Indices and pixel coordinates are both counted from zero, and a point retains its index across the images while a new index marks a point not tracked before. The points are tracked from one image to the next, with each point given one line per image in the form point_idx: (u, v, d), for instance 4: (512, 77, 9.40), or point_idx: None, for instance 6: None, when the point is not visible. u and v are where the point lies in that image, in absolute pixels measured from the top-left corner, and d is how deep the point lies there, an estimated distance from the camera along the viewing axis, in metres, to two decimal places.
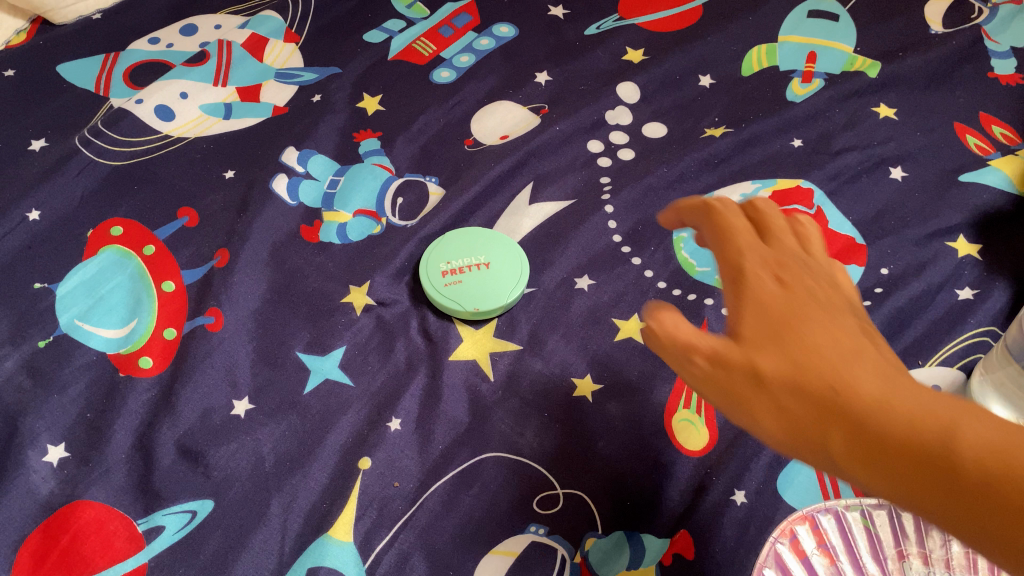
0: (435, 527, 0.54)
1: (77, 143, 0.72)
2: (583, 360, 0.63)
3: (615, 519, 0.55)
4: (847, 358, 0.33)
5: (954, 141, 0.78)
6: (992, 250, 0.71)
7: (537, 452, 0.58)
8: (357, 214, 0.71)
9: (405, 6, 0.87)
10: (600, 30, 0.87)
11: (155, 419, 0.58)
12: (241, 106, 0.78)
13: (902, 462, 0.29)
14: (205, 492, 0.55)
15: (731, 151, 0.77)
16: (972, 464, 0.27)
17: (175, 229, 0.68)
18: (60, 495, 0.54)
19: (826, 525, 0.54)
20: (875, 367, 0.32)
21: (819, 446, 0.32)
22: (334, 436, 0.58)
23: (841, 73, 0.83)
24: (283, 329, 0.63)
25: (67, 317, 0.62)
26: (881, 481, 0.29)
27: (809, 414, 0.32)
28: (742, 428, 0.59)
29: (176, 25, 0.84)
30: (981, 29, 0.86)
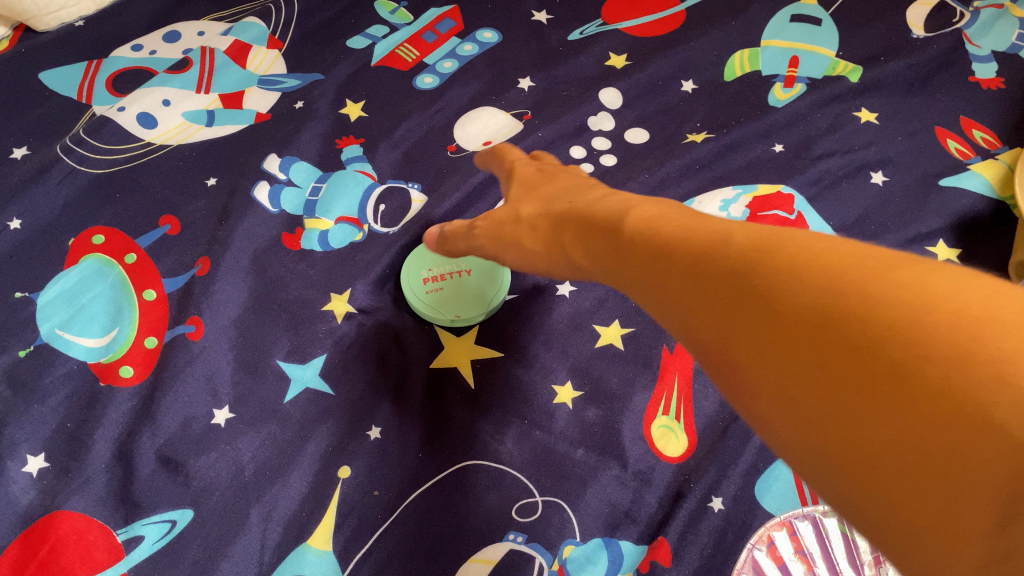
0: (414, 535, 0.55)
1: (59, 151, 0.72)
2: (564, 366, 0.63)
3: (592, 527, 0.56)
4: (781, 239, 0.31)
5: (935, 145, 0.78)
6: (971, 255, 0.72)
7: (516, 459, 0.58)
8: (338, 221, 0.71)
9: (389, 12, 0.87)
10: (584, 35, 0.87)
11: (135, 428, 0.58)
12: (224, 113, 0.78)
13: (759, 300, 0.28)
14: (185, 502, 0.55)
15: (712, 157, 0.78)
16: (818, 293, 0.26)
17: (157, 237, 0.68)
18: (40, 506, 0.55)
19: (803, 531, 0.55)
20: (754, 230, 0.33)
21: (685, 297, 0.33)
22: (314, 444, 0.58)
23: (824, 78, 0.84)
24: (264, 337, 0.63)
25: (48, 326, 0.62)
26: (735, 330, 0.29)
27: (683, 272, 0.33)
28: (721, 433, 0.59)
29: (159, 31, 0.84)
30: (963, 33, 0.87)
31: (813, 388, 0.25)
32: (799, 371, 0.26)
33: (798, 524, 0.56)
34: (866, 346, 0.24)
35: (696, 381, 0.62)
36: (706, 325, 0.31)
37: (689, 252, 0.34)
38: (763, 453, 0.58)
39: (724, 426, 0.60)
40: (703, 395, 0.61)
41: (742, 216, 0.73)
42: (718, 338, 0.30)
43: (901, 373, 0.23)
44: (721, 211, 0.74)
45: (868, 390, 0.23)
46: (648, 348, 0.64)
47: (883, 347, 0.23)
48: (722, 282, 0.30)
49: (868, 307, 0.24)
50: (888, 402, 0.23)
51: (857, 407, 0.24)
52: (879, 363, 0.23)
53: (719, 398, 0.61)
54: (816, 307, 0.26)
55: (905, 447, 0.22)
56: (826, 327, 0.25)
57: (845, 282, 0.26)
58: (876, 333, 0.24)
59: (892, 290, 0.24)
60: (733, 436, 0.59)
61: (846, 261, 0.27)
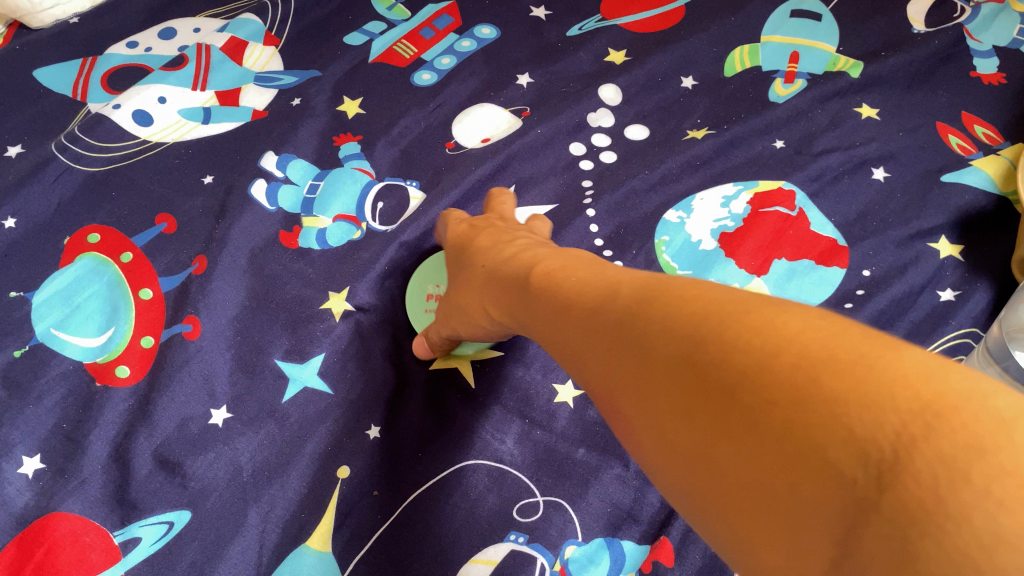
0: (414, 535, 0.54)
1: (54, 149, 0.71)
2: (565, 365, 0.63)
3: (594, 527, 0.55)
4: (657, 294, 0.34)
5: (937, 141, 0.78)
6: (974, 252, 0.71)
7: (517, 459, 0.58)
8: (337, 220, 0.70)
9: (387, 8, 0.87)
10: (583, 31, 0.86)
11: (132, 428, 0.57)
12: (220, 111, 0.77)
13: (640, 361, 0.31)
14: (183, 503, 0.55)
15: (713, 153, 0.77)
16: (679, 346, 0.29)
17: (153, 236, 0.68)
18: (35, 508, 0.54)
19: None
20: (639, 283, 0.36)
21: (584, 355, 0.36)
22: (312, 444, 0.58)
23: (824, 74, 0.83)
24: (261, 337, 0.63)
25: (43, 326, 0.61)
26: (625, 391, 0.32)
27: (580, 330, 0.37)
28: None
29: (154, 28, 0.83)
30: (964, 28, 0.86)
31: (683, 444, 0.28)
32: (672, 428, 0.29)
33: None
34: (723, 405, 0.27)
35: None
36: (602, 380, 0.34)
37: (585, 308, 0.37)
38: None
39: None
40: None
41: (743, 213, 0.73)
42: (610, 393, 0.34)
43: (749, 427, 0.26)
44: (721, 208, 0.73)
45: (726, 445, 0.26)
46: None
47: (734, 403, 0.26)
48: (611, 342, 0.34)
49: (719, 365, 0.27)
50: (743, 456, 0.26)
51: (718, 457, 0.27)
52: (736, 418, 0.26)
53: None
54: (680, 365, 0.29)
55: (763, 496, 0.25)
56: (688, 385, 0.28)
57: (702, 339, 0.29)
58: (727, 392, 0.27)
59: (741, 346, 0.27)
60: None
61: (699, 312, 0.30)
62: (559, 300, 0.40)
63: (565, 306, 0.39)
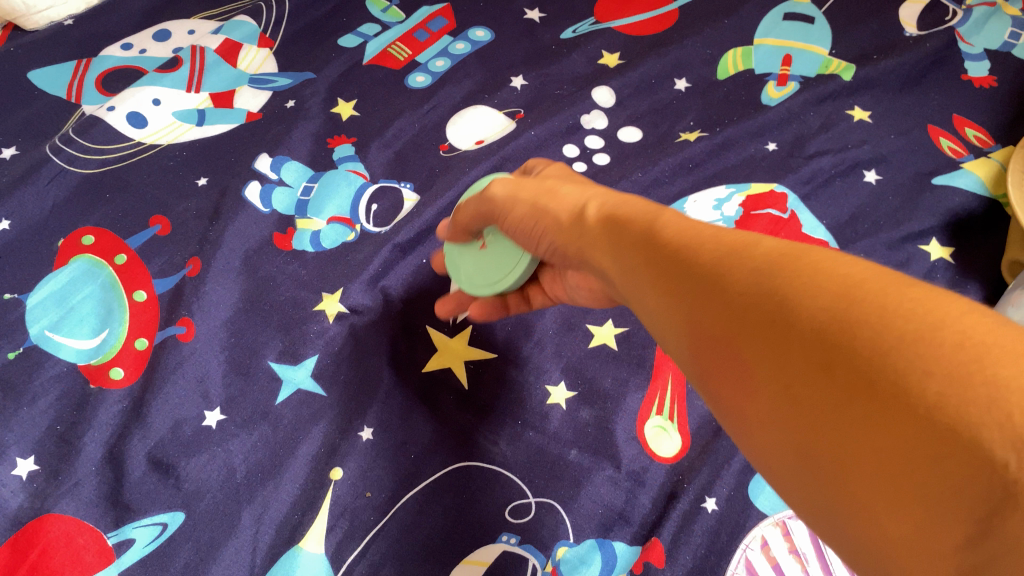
0: (407, 537, 0.55)
1: (48, 151, 0.72)
2: (557, 367, 0.63)
3: (586, 528, 0.56)
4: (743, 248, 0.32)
5: (928, 144, 0.78)
6: (965, 254, 0.72)
7: (509, 460, 0.58)
8: (330, 221, 0.71)
9: (381, 10, 0.87)
10: (576, 34, 0.87)
11: (126, 430, 0.57)
12: (215, 112, 0.77)
13: (735, 318, 0.30)
14: (176, 504, 0.55)
15: (705, 156, 0.77)
16: (779, 307, 0.28)
17: (147, 238, 0.68)
18: (30, 509, 0.54)
19: (796, 531, 0.55)
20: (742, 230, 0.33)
21: (662, 307, 0.34)
22: (306, 446, 0.58)
23: (817, 76, 0.84)
24: (255, 338, 0.63)
25: (37, 328, 0.62)
26: (709, 351, 0.31)
27: (661, 270, 0.35)
28: (714, 434, 0.60)
29: (149, 30, 0.83)
30: (955, 31, 0.87)
31: (792, 410, 0.27)
32: (781, 393, 0.27)
33: (791, 523, 0.55)
34: (844, 379, 0.25)
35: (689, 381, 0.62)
36: (687, 332, 0.33)
37: (672, 249, 0.35)
38: None
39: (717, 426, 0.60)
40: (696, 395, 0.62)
41: (735, 216, 0.73)
42: (698, 347, 0.32)
43: (876, 407, 0.24)
44: (713, 210, 0.73)
45: (843, 417, 0.25)
46: (642, 348, 0.64)
47: (862, 375, 0.25)
48: (706, 292, 0.32)
49: (847, 336, 0.25)
50: (867, 435, 0.24)
51: (832, 430, 0.25)
52: (858, 394, 0.25)
53: None
54: (798, 328, 0.27)
55: (882, 477, 0.24)
56: (803, 350, 0.27)
57: (827, 305, 0.27)
58: (850, 362, 0.25)
59: (878, 319, 0.25)
60: (726, 436, 0.59)
61: (798, 274, 0.29)
62: (636, 238, 0.38)
63: (647, 242, 0.37)
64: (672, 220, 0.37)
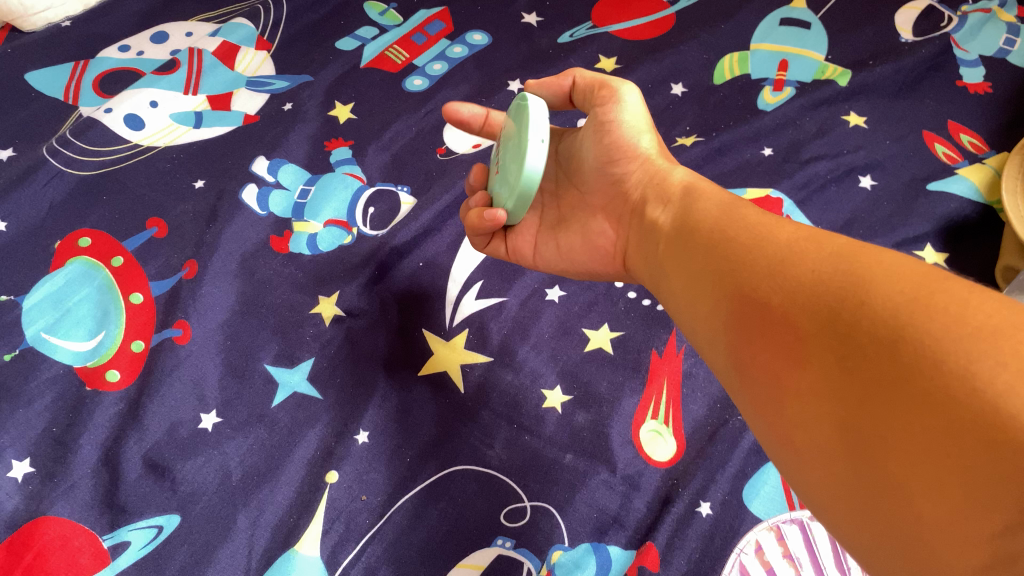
0: (402, 540, 0.55)
1: (45, 153, 0.72)
2: (553, 371, 0.63)
3: (581, 532, 0.56)
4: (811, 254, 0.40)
5: (922, 150, 0.79)
6: (960, 259, 0.72)
7: (504, 464, 0.58)
8: (327, 224, 0.71)
9: (379, 14, 0.87)
10: (574, 38, 0.87)
11: (122, 433, 0.57)
12: (212, 115, 0.77)
13: (800, 312, 0.38)
14: (172, 507, 0.55)
15: (701, 160, 0.78)
16: (840, 303, 0.36)
17: (144, 240, 0.68)
18: (25, 512, 0.54)
19: (790, 536, 0.55)
20: (816, 236, 0.42)
21: (726, 304, 0.42)
22: (301, 449, 0.58)
23: (813, 81, 0.84)
24: (251, 341, 0.63)
25: (33, 330, 0.62)
26: (769, 338, 0.39)
27: (732, 278, 0.43)
28: (709, 438, 0.60)
29: (147, 32, 0.83)
30: (950, 38, 0.87)
31: (842, 381, 0.34)
32: (833, 369, 0.35)
33: (785, 528, 0.56)
34: (889, 357, 0.33)
35: (684, 386, 0.62)
36: (750, 320, 0.41)
37: (750, 257, 0.43)
38: (750, 458, 0.59)
39: (712, 430, 0.60)
40: (691, 399, 0.62)
41: None
42: (759, 333, 0.40)
43: (915, 383, 0.31)
44: None
45: (881, 387, 0.33)
46: (637, 352, 0.64)
47: (912, 356, 0.32)
48: (781, 287, 0.39)
49: (903, 321, 0.33)
50: (902, 403, 0.32)
51: (874, 399, 0.33)
52: (899, 369, 0.32)
53: (707, 402, 0.62)
54: (864, 313, 0.35)
55: (911, 435, 0.31)
56: (861, 335, 0.34)
57: (896, 293, 0.34)
58: (903, 341, 0.32)
59: (928, 307, 0.33)
60: (721, 440, 0.59)
61: (858, 281, 0.36)
62: (709, 252, 0.46)
63: (723, 252, 0.45)
64: (746, 230, 0.45)
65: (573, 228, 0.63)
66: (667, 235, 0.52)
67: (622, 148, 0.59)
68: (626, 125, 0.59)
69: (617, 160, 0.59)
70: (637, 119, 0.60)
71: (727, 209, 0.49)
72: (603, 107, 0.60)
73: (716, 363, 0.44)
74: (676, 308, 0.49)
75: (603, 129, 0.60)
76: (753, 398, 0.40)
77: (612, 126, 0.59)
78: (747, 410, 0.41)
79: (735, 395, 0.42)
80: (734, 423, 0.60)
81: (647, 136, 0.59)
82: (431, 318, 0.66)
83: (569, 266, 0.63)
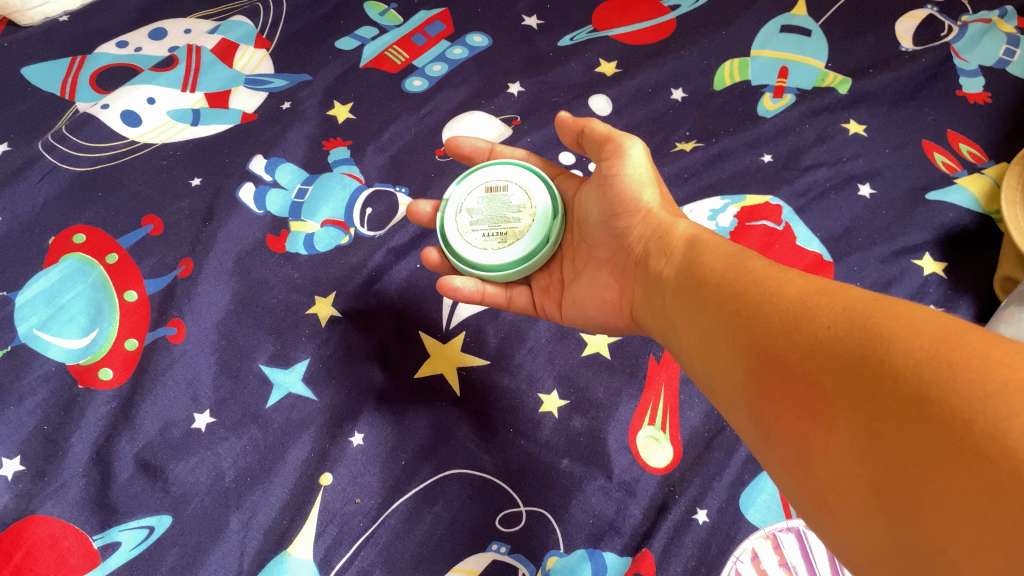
0: (396, 544, 0.54)
1: (41, 148, 0.71)
2: (550, 375, 0.63)
3: (577, 538, 0.55)
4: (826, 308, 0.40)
5: (922, 159, 0.79)
6: (958, 269, 0.72)
7: (500, 468, 0.58)
8: (325, 225, 0.70)
9: (379, 13, 0.87)
10: (574, 42, 0.87)
11: (114, 432, 0.57)
12: (210, 112, 0.77)
13: (821, 372, 0.37)
14: (163, 508, 0.54)
15: (700, 167, 0.77)
16: (861, 362, 0.36)
17: (139, 237, 0.67)
18: (14, 510, 0.53)
19: (786, 544, 0.55)
20: (827, 286, 0.41)
21: (749, 359, 0.42)
22: (295, 450, 0.58)
23: (813, 89, 0.84)
24: (246, 341, 0.62)
25: (26, 327, 0.61)
26: (793, 396, 0.39)
27: (750, 333, 0.43)
28: (706, 445, 0.60)
29: (145, 28, 0.83)
30: (951, 47, 0.87)
31: (872, 443, 0.34)
32: (861, 432, 0.35)
33: (782, 536, 0.55)
34: (919, 417, 0.32)
35: (681, 392, 0.62)
36: (772, 378, 0.40)
37: (763, 311, 0.43)
38: (748, 466, 0.58)
39: (709, 437, 0.60)
40: (688, 405, 0.62)
41: (730, 226, 0.73)
42: (783, 392, 0.39)
43: (950, 444, 0.31)
44: (708, 221, 0.73)
45: (913, 448, 0.32)
46: (635, 358, 0.64)
47: (941, 417, 0.31)
48: (799, 345, 0.39)
49: (927, 380, 0.32)
50: (935, 463, 0.31)
51: (906, 460, 0.32)
52: (930, 428, 0.31)
53: (704, 409, 0.62)
54: (886, 371, 0.34)
55: (949, 498, 0.30)
56: (886, 395, 0.34)
57: (915, 348, 0.34)
58: (931, 401, 0.32)
59: (951, 364, 0.32)
60: (718, 447, 0.59)
61: (873, 336, 0.36)
62: (723, 303, 0.46)
63: (736, 305, 0.45)
64: (755, 281, 0.45)
65: (585, 281, 0.63)
66: (675, 283, 0.52)
67: (622, 202, 0.59)
68: (631, 178, 0.59)
69: (620, 214, 0.59)
70: (644, 173, 0.59)
71: (734, 258, 0.49)
72: (609, 161, 0.60)
73: (740, 420, 0.43)
74: (693, 361, 0.48)
75: (608, 182, 0.60)
76: (781, 458, 0.39)
77: (617, 180, 0.59)
78: (776, 475, 0.40)
79: (763, 455, 0.41)
80: (732, 430, 0.60)
81: (652, 189, 0.59)
82: (428, 320, 0.66)
83: (587, 321, 0.62)
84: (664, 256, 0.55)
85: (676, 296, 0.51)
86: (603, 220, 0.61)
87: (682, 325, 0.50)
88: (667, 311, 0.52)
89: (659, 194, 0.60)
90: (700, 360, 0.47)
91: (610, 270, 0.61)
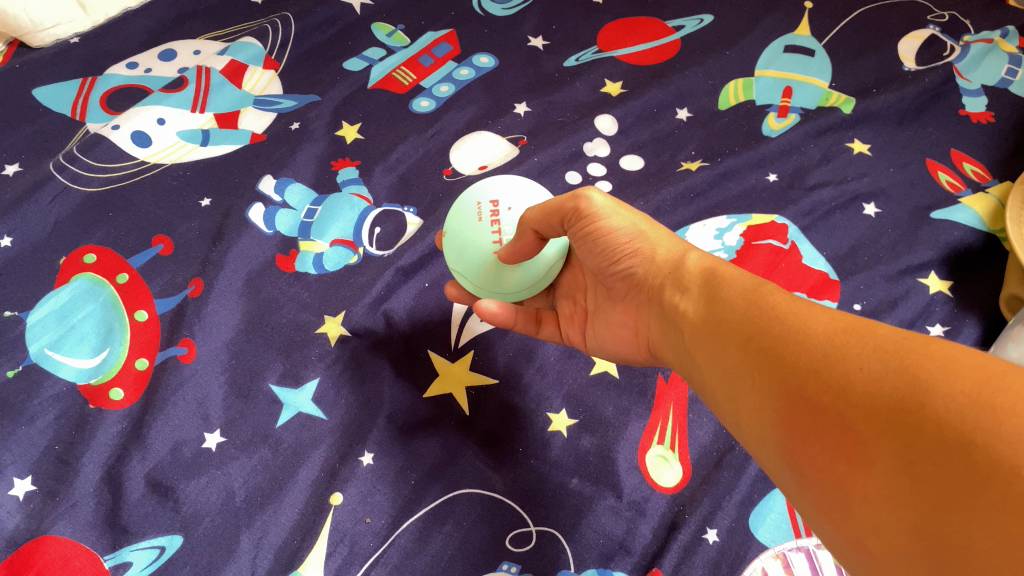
0: (406, 565, 0.54)
1: (52, 168, 0.72)
2: (558, 394, 0.63)
3: (588, 558, 0.55)
4: (859, 347, 0.40)
5: (926, 178, 0.79)
6: (963, 287, 0.72)
7: (509, 488, 0.58)
8: (333, 244, 0.70)
9: (386, 35, 0.88)
10: (580, 62, 0.88)
11: (126, 451, 0.57)
12: (219, 133, 0.77)
13: (858, 414, 0.38)
14: (174, 528, 0.54)
15: (706, 186, 0.78)
16: (899, 406, 0.36)
17: (149, 257, 0.68)
18: (26, 531, 0.53)
19: (797, 563, 0.56)
20: (854, 323, 0.42)
21: (778, 396, 0.43)
22: (305, 470, 0.58)
23: (817, 109, 0.84)
24: (255, 360, 0.62)
25: (37, 347, 0.61)
26: (825, 438, 0.39)
27: (775, 373, 0.43)
28: (715, 464, 0.60)
29: (154, 50, 0.84)
30: (953, 66, 0.88)
31: (917, 490, 0.34)
32: (902, 476, 0.35)
33: (792, 556, 0.56)
34: (965, 463, 0.33)
35: (690, 411, 0.63)
36: (803, 421, 0.41)
37: (790, 349, 0.43)
38: (757, 485, 0.59)
39: (718, 457, 0.61)
40: (697, 425, 0.62)
41: (736, 246, 0.72)
42: (816, 433, 0.40)
43: (997, 493, 0.31)
44: (714, 240, 0.73)
45: (963, 499, 0.32)
46: (643, 377, 0.64)
47: (988, 463, 0.32)
48: (829, 386, 0.40)
49: (971, 426, 0.33)
50: (986, 511, 0.31)
51: (955, 509, 0.33)
52: (979, 477, 0.32)
53: (713, 428, 0.62)
54: (927, 415, 0.35)
55: (997, 545, 0.31)
56: (926, 438, 0.34)
57: (957, 394, 0.34)
58: (976, 447, 0.32)
59: (996, 411, 0.33)
60: (727, 466, 0.60)
61: (907, 380, 0.37)
62: (748, 337, 0.47)
63: (761, 343, 0.45)
64: (779, 318, 0.46)
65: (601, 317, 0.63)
66: (694, 320, 0.52)
67: (615, 251, 0.58)
68: (616, 230, 0.58)
69: (618, 261, 0.59)
70: (622, 220, 0.59)
71: (751, 292, 0.50)
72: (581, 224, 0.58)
73: (770, 461, 0.44)
74: (716, 399, 0.49)
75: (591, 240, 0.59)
76: (819, 501, 0.40)
77: (603, 237, 0.58)
78: (810, 513, 0.41)
79: (796, 495, 0.42)
80: (741, 449, 0.61)
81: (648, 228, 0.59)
82: (436, 339, 0.66)
83: (606, 355, 0.63)
84: (678, 292, 0.55)
85: (696, 329, 0.52)
86: (603, 269, 0.61)
87: (703, 361, 0.50)
88: (686, 348, 0.53)
89: (654, 229, 0.59)
90: (725, 400, 0.48)
91: (622, 307, 0.61)
